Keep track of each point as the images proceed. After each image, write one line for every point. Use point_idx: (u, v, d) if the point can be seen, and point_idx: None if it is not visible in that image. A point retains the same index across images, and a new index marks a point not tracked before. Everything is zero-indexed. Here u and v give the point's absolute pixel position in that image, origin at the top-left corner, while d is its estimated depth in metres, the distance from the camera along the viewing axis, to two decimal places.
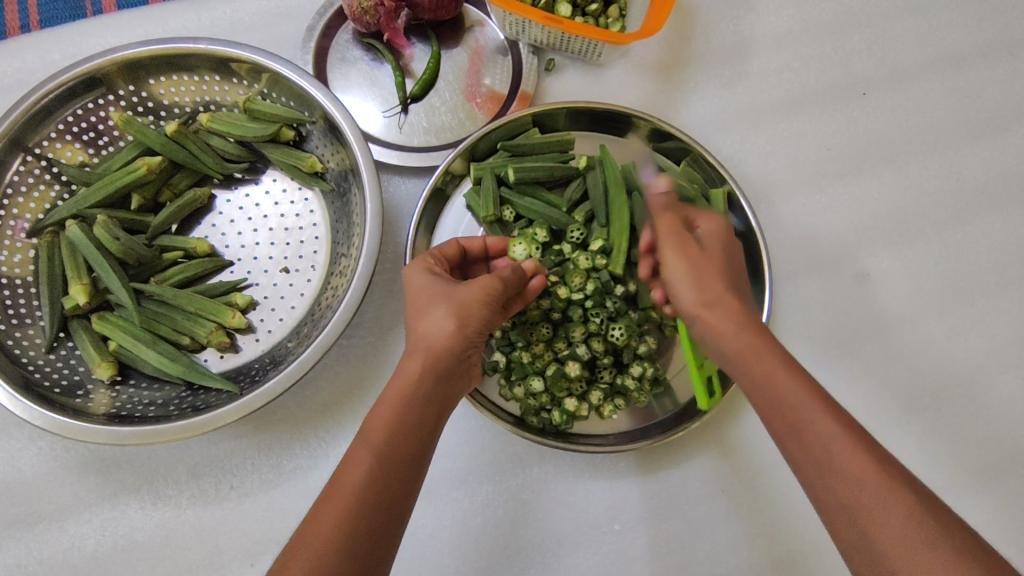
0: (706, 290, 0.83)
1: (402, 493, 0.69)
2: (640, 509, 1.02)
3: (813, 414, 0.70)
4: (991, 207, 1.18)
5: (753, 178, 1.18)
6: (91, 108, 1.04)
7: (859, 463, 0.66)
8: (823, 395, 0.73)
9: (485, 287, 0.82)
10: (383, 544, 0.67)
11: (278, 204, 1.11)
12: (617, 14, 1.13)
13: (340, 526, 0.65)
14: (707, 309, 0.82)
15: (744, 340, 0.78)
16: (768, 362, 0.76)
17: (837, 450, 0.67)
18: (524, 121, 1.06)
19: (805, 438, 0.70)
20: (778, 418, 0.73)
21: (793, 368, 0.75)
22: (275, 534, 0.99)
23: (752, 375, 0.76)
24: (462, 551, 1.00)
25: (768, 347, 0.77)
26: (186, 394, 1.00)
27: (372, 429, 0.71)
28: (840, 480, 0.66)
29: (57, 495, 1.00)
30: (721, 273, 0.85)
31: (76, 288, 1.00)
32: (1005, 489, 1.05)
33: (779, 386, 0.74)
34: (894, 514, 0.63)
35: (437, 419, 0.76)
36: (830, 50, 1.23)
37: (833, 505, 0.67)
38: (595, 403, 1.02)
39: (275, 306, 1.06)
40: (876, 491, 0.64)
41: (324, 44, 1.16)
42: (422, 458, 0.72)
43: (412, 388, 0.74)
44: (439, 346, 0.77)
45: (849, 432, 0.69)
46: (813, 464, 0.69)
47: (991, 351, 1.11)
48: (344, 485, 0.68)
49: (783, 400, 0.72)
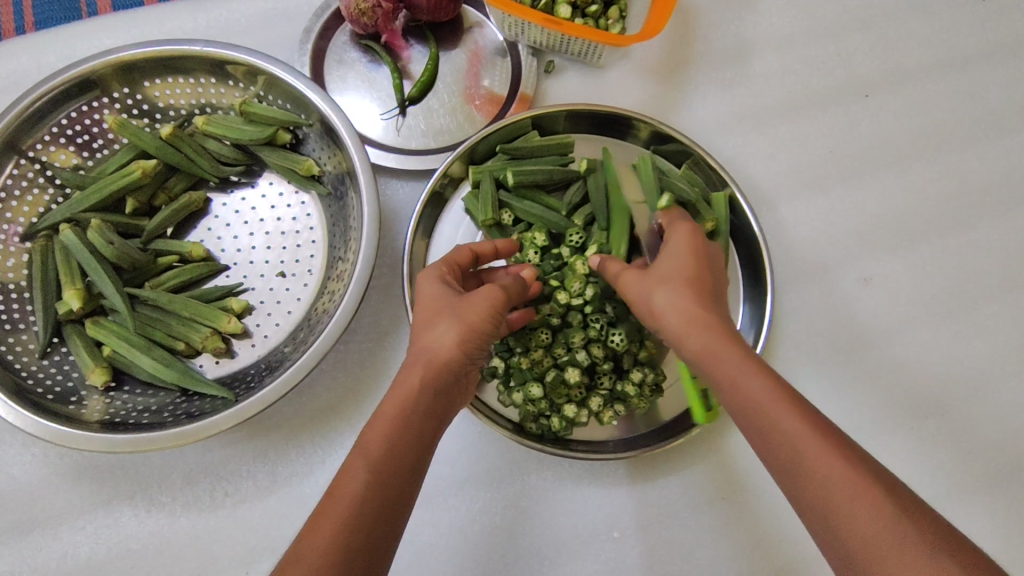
0: (668, 296, 0.79)
1: (400, 507, 0.68)
2: (640, 517, 1.01)
3: (782, 415, 0.68)
4: (995, 210, 1.17)
5: (754, 181, 1.16)
6: (85, 111, 1.03)
7: (831, 468, 0.64)
8: (790, 392, 0.71)
9: (494, 300, 0.81)
10: (379, 558, 0.65)
11: (274, 208, 1.10)
12: (617, 16, 1.12)
13: (338, 538, 0.64)
14: (669, 315, 0.78)
15: (702, 339, 0.75)
16: (732, 364, 0.72)
17: (807, 452, 0.65)
18: (523, 123, 1.05)
19: (776, 443, 0.68)
20: (749, 424, 0.71)
21: (759, 368, 0.72)
22: (270, 542, 0.98)
23: (719, 380, 0.73)
24: (460, 559, 0.98)
25: (734, 347, 0.74)
26: (180, 400, 0.99)
27: (370, 442, 0.70)
28: (813, 486, 0.64)
29: (50, 502, 0.99)
30: (681, 270, 0.81)
31: (70, 292, 0.99)
32: (1009, 496, 1.04)
33: (743, 387, 0.71)
34: (869, 518, 0.61)
35: (437, 433, 0.75)
36: (832, 51, 1.22)
37: (811, 510, 0.65)
38: (594, 409, 1.00)
39: (271, 311, 1.05)
40: (847, 494, 0.62)
41: (321, 46, 1.15)
42: (421, 472, 0.72)
43: (415, 402, 0.73)
44: (443, 357, 0.76)
45: (819, 430, 0.66)
46: (786, 470, 0.67)
47: (995, 356, 1.10)
48: (341, 497, 0.66)
49: (751, 405, 0.70)
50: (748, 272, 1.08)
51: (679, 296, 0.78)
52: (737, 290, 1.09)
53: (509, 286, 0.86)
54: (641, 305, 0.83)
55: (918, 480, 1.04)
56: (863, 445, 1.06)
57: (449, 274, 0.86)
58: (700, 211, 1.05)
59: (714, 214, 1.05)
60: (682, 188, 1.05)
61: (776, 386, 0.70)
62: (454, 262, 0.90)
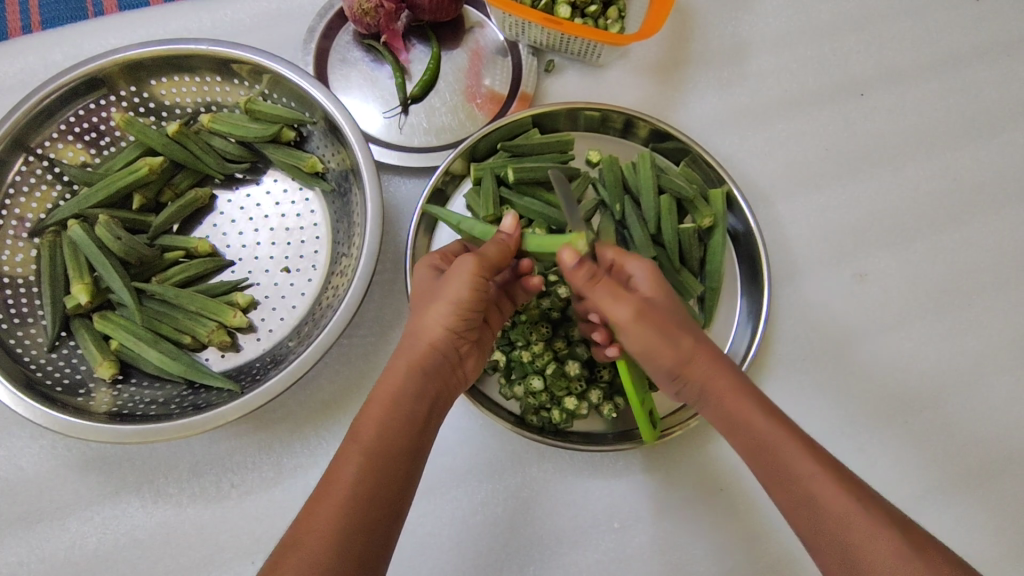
0: (678, 349, 0.80)
1: (398, 489, 0.73)
2: (638, 507, 1.02)
3: (795, 457, 0.76)
4: (989, 207, 1.19)
5: (752, 179, 1.18)
6: (93, 108, 1.04)
7: (844, 504, 0.73)
8: (799, 435, 0.79)
9: (472, 268, 0.81)
10: (378, 539, 0.70)
11: (278, 204, 1.11)
12: (616, 16, 1.14)
13: (336, 520, 0.68)
14: (683, 367, 0.81)
15: (717, 390, 0.81)
16: (746, 409, 0.80)
17: (820, 491, 0.74)
18: (524, 121, 1.07)
19: (787, 480, 0.76)
20: (763, 464, 0.78)
21: (762, 408, 0.80)
22: (276, 532, 0.99)
23: (731, 421, 0.81)
24: (462, 549, 1.00)
25: (735, 388, 0.81)
26: (187, 393, 1.01)
27: (365, 429, 0.75)
28: (829, 520, 0.73)
29: (58, 493, 1.00)
30: (678, 322, 0.81)
31: (78, 287, 1.01)
32: (1000, 486, 1.06)
33: (758, 432, 0.79)
34: (881, 549, 0.70)
35: (429, 415, 0.79)
36: (828, 51, 1.24)
37: (821, 542, 0.73)
38: (594, 402, 1.02)
39: (276, 305, 1.06)
40: (860, 524, 0.71)
41: (324, 45, 1.17)
42: (415, 454, 0.76)
43: (403, 385, 0.78)
44: (428, 341, 0.81)
45: (828, 471, 0.75)
46: (802, 507, 0.75)
47: (988, 350, 1.12)
48: (339, 482, 0.71)
49: (762, 447, 0.78)
50: (746, 268, 1.10)
51: (686, 347, 0.81)
52: (735, 285, 1.11)
53: (487, 249, 0.85)
54: (638, 355, 0.82)
55: (912, 470, 1.06)
56: (857, 436, 1.08)
57: (442, 261, 0.91)
58: (699, 208, 1.08)
59: (712, 210, 1.07)
60: (680, 186, 1.07)
61: (785, 427, 0.79)
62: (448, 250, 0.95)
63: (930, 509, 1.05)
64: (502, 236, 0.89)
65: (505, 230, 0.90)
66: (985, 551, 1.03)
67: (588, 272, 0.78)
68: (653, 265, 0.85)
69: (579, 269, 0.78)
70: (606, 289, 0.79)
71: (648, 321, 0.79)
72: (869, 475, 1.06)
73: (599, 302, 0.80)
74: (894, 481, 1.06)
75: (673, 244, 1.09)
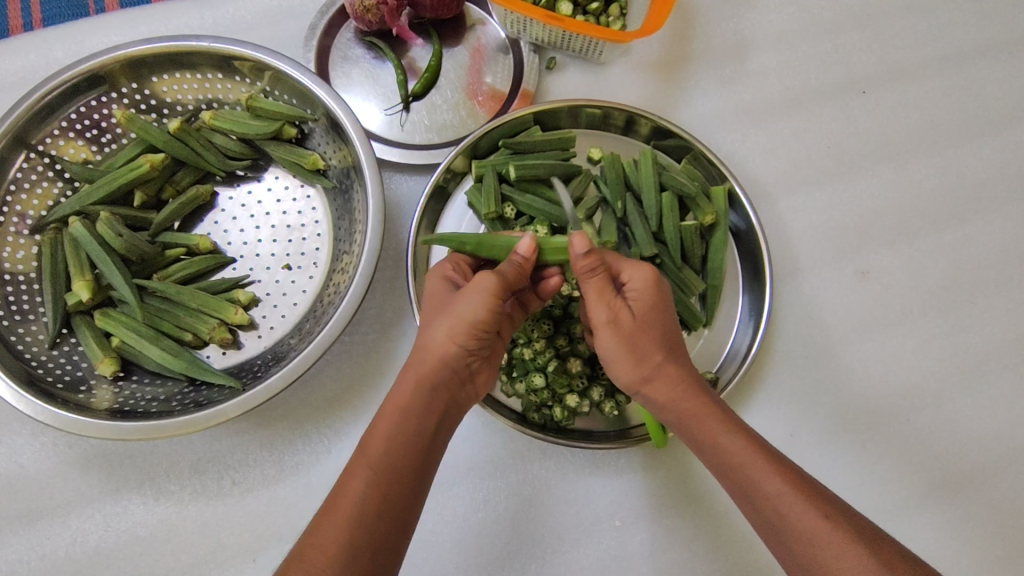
0: (643, 362, 0.82)
1: (405, 504, 0.74)
2: (640, 506, 1.02)
3: (762, 472, 0.77)
4: (991, 204, 1.19)
5: (754, 176, 1.18)
6: (94, 105, 1.04)
7: (808, 519, 0.72)
8: (769, 453, 0.79)
9: (490, 288, 0.81)
10: (384, 554, 0.71)
11: (279, 201, 1.11)
12: (618, 13, 1.14)
13: (344, 538, 0.69)
14: (647, 382, 0.83)
15: (684, 406, 0.82)
16: (712, 425, 0.81)
17: (787, 507, 0.74)
18: (525, 119, 1.07)
19: (754, 494, 0.76)
20: (727, 478, 0.79)
21: (731, 425, 0.81)
22: (277, 530, 0.99)
23: (696, 436, 0.82)
24: (464, 547, 1.00)
25: (705, 407, 0.82)
26: (188, 390, 1.01)
27: (372, 443, 0.75)
28: (796, 536, 0.72)
29: (59, 490, 1.00)
30: (657, 337, 0.83)
31: (79, 284, 1.01)
32: (1003, 486, 1.06)
33: (723, 448, 0.80)
34: (847, 564, 0.69)
35: (437, 430, 0.80)
36: (830, 48, 1.24)
37: (786, 555, 0.73)
38: (595, 400, 1.02)
39: (277, 302, 1.06)
40: (826, 541, 0.71)
41: (325, 43, 1.17)
42: (423, 471, 0.76)
43: (411, 401, 0.78)
44: (437, 356, 0.80)
45: (798, 488, 0.75)
46: (767, 521, 0.75)
47: (990, 349, 1.12)
48: (344, 498, 0.72)
49: (727, 462, 0.79)
50: (747, 265, 1.09)
51: (652, 361, 0.82)
52: (736, 282, 1.11)
53: (504, 271, 0.85)
54: (609, 364, 0.86)
55: (913, 469, 1.06)
56: (858, 435, 1.07)
57: (452, 271, 0.92)
58: (700, 205, 1.07)
59: (714, 208, 1.07)
60: (682, 183, 1.07)
61: (753, 445, 0.79)
62: (459, 260, 0.96)
63: (929, 509, 1.05)
64: (516, 259, 0.87)
65: (521, 252, 0.87)
66: (983, 552, 1.03)
67: (589, 264, 0.81)
68: (658, 272, 0.86)
69: (584, 259, 0.80)
70: (595, 288, 0.82)
71: (619, 332, 0.82)
72: (870, 474, 1.06)
73: (587, 303, 0.83)
74: (896, 480, 1.06)
75: (674, 241, 1.08)
